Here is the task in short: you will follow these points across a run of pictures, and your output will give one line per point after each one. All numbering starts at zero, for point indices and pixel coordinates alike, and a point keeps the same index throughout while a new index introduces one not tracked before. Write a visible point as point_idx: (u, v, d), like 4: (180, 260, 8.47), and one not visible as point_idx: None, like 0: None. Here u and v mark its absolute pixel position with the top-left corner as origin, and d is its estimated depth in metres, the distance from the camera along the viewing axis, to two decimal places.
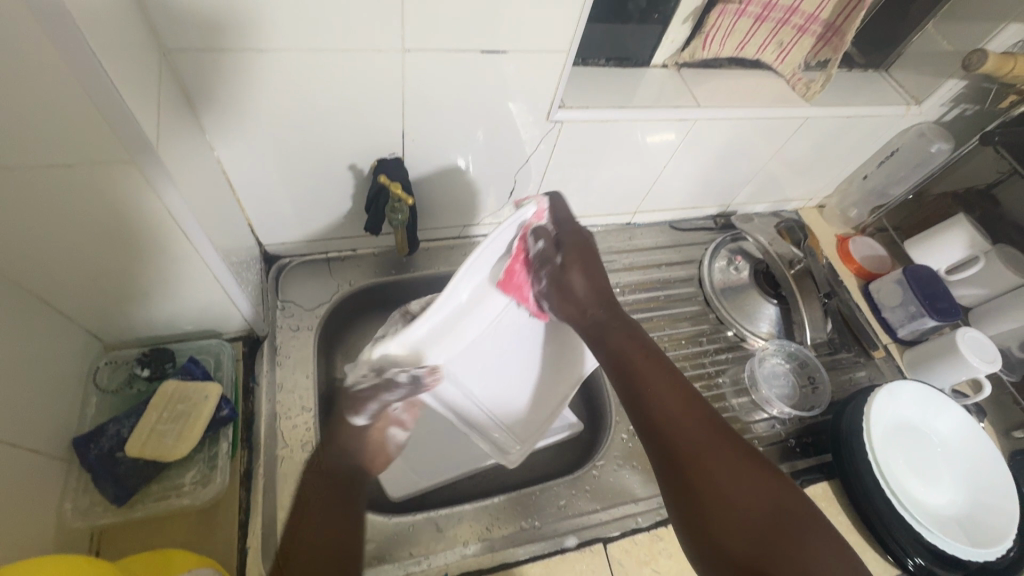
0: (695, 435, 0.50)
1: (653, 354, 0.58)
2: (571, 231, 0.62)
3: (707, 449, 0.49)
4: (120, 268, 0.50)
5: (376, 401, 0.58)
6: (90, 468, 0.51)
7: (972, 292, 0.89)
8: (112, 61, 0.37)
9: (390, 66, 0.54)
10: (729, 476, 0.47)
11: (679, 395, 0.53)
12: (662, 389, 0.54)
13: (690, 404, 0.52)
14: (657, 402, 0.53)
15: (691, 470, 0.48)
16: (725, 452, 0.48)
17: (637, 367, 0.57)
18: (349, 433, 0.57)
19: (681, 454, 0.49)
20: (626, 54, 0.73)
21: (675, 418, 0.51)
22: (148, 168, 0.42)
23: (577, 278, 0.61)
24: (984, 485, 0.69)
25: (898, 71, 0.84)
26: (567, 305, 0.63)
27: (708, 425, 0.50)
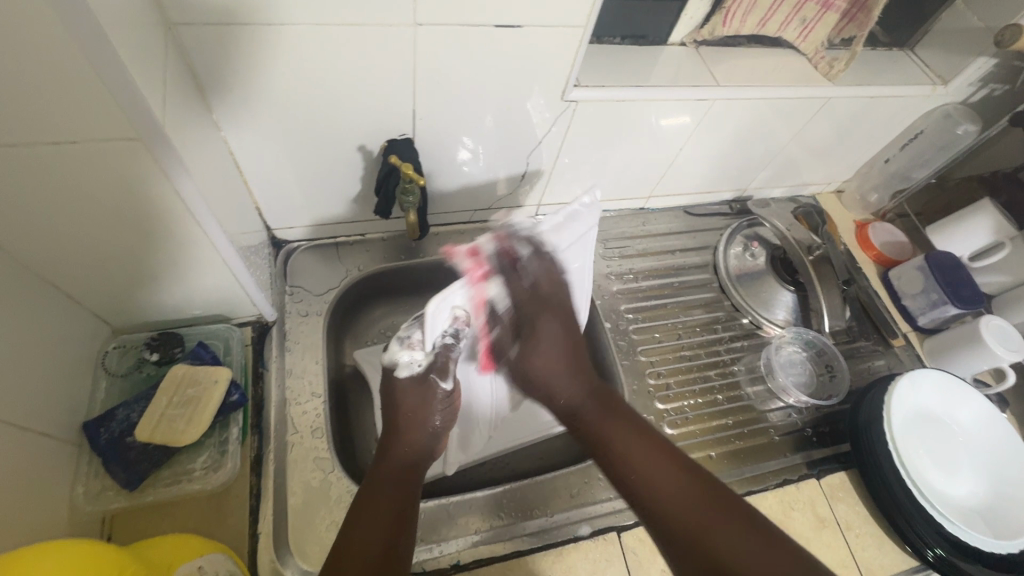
0: (676, 491, 0.47)
1: (626, 412, 0.55)
2: (534, 303, 0.59)
3: (691, 505, 0.45)
4: (129, 250, 0.49)
5: (438, 371, 0.57)
6: (101, 452, 0.51)
7: (996, 279, 0.87)
8: (116, 33, 0.35)
9: (401, 43, 0.52)
10: (721, 527, 0.43)
11: (648, 446, 0.51)
12: (648, 464, 0.49)
13: (674, 464, 0.49)
14: (644, 480, 0.49)
15: (687, 537, 0.44)
16: (708, 508, 0.45)
17: (615, 443, 0.52)
18: (428, 401, 0.56)
19: (674, 519, 0.45)
20: (642, 32, 0.71)
21: (659, 480, 0.48)
22: (155, 146, 0.40)
23: (546, 354, 0.59)
24: (1006, 476, 0.68)
25: (924, 50, 0.81)
26: (539, 387, 0.59)
27: (685, 475, 0.48)
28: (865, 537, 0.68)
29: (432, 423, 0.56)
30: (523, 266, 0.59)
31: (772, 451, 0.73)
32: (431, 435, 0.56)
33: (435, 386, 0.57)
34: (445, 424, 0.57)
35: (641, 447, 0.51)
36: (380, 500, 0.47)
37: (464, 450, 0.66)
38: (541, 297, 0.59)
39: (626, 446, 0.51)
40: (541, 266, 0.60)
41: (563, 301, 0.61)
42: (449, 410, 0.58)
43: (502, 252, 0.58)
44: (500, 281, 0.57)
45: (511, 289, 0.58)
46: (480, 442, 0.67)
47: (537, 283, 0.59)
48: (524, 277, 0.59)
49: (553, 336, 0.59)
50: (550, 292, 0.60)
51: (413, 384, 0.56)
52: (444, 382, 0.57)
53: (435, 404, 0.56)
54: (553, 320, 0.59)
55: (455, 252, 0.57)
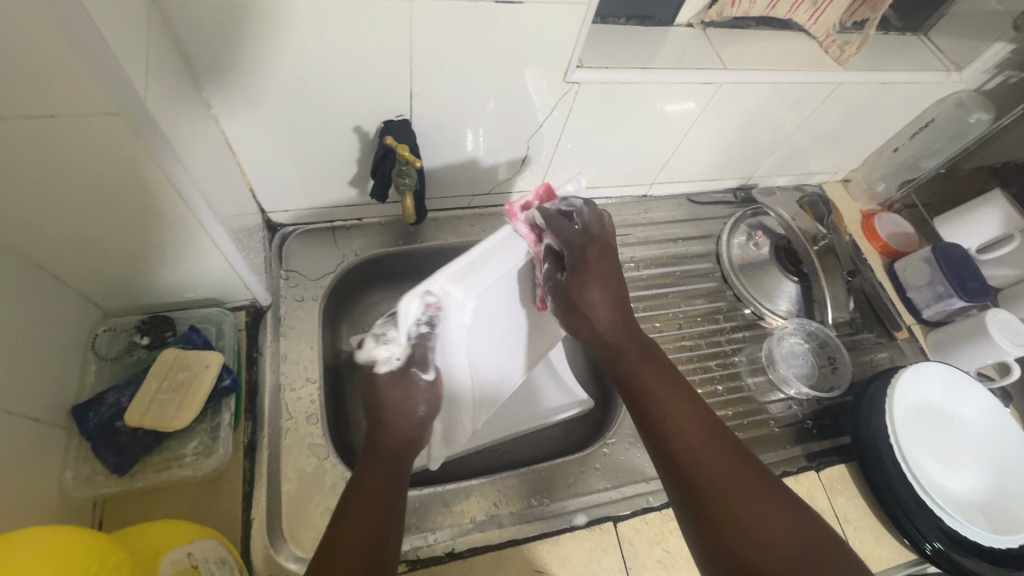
0: (708, 454, 0.45)
1: (667, 366, 0.51)
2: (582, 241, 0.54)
3: (730, 476, 0.44)
4: (118, 232, 0.48)
5: (418, 363, 0.53)
6: (91, 437, 0.50)
7: (1003, 272, 0.85)
8: (94, 3, 0.33)
9: (396, 20, 0.50)
10: (757, 502, 0.42)
11: (685, 401, 0.48)
12: (692, 428, 0.47)
13: (716, 433, 0.46)
14: (680, 439, 0.46)
15: (709, 499, 0.43)
16: (736, 475, 0.44)
17: (647, 391, 0.49)
18: (410, 395, 0.53)
19: (708, 483, 0.43)
20: (648, 13, 0.69)
21: (698, 446, 0.45)
22: (138, 122, 0.39)
23: (595, 288, 0.53)
24: (1006, 471, 0.67)
25: (937, 35, 0.79)
26: (573, 318, 0.54)
27: (719, 441, 0.46)
28: (863, 530, 0.67)
29: (417, 414, 0.54)
30: (574, 219, 0.56)
31: (772, 443, 0.72)
32: (419, 422, 0.54)
33: (417, 378, 0.53)
34: (430, 413, 0.55)
35: (684, 412, 0.48)
36: (372, 486, 0.47)
37: (450, 446, 0.63)
38: (583, 235, 0.55)
39: (666, 403, 0.48)
40: (592, 216, 0.57)
41: (609, 245, 0.57)
42: (433, 400, 0.55)
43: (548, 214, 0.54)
44: (546, 231, 0.54)
45: (558, 233, 0.53)
46: (465, 437, 0.64)
47: (588, 226, 0.56)
48: (573, 224, 0.55)
49: (605, 271, 0.54)
50: (596, 233, 0.56)
51: (393, 379, 0.52)
52: (426, 373, 0.53)
53: (419, 395, 0.53)
54: (602, 258, 0.54)
55: (514, 211, 0.54)
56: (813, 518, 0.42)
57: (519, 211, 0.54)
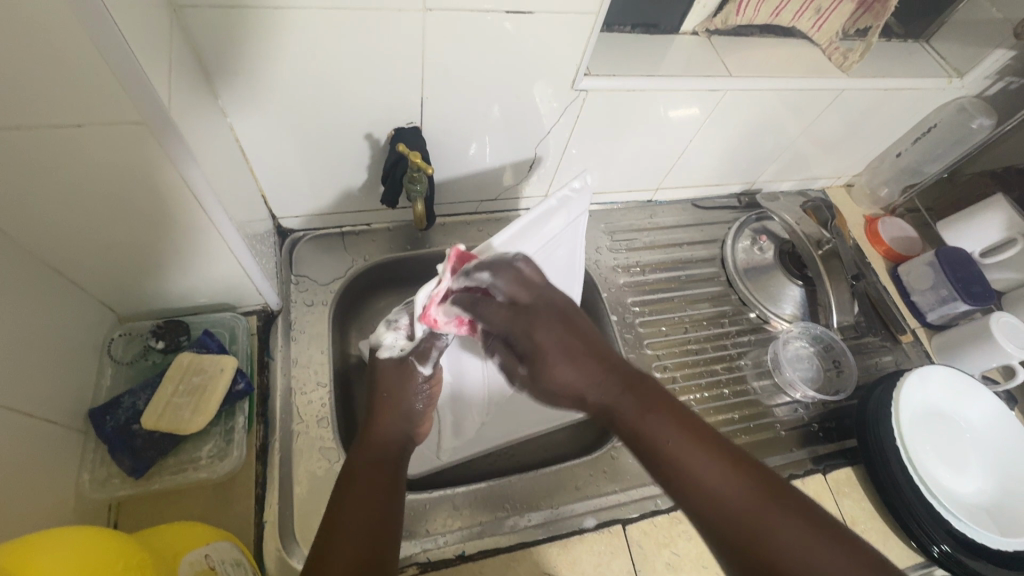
0: (738, 501, 0.41)
1: (666, 403, 0.46)
2: (522, 322, 0.47)
3: (749, 509, 0.40)
4: (134, 239, 0.48)
5: (418, 354, 0.56)
6: (107, 440, 0.51)
7: (1006, 275, 0.86)
8: (123, 16, 0.34)
9: (409, 30, 0.51)
10: (786, 531, 0.39)
11: (700, 442, 0.44)
12: (699, 462, 0.43)
13: (732, 466, 0.42)
14: (701, 491, 0.42)
15: (752, 546, 0.39)
16: (772, 512, 0.40)
17: (658, 443, 0.44)
18: (405, 386, 0.55)
19: (728, 519, 0.40)
20: (653, 21, 0.70)
21: (710, 482, 0.42)
22: (161, 131, 0.40)
23: (567, 366, 0.47)
24: (1010, 473, 0.68)
25: (939, 42, 0.80)
26: (550, 374, 0.54)
27: (744, 478, 0.42)
28: (870, 533, 0.67)
29: (412, 404, 0.55)
30: (493, 289, 0.49)
31: (778, 446, 0.73)
32: (407, 417, 0.54)
33: (415, 370, 0.56)
34: (426, 407, 0.56)
35: (692, 447, 0.43)
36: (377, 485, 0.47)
37: (457, 437, 0.65)
38: (523, 309, 0.48)
39: (674, 449, 0.43)
40: (511, 280, 0.49)
41: (552, 301, 0.49)
42: (430, 396, 0.57)
43: (474, 277, 0.49)
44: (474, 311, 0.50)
45: (490, 319, 0.48)
46: (473, 428, 0.65)
47: (512, 294, 0.48)
48: (496, 293, 0.49)
49: (563, 343, 0.47)
50: (535, 302, 0.48)
51: (393, 367, 0.56)
52: (425, 367, 0.56)
53: (414, 389, 0.56)
54: (548, 325, 0.47)
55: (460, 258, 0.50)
56: (826, 516, 0.41)
57: (460, 261, 0.50)
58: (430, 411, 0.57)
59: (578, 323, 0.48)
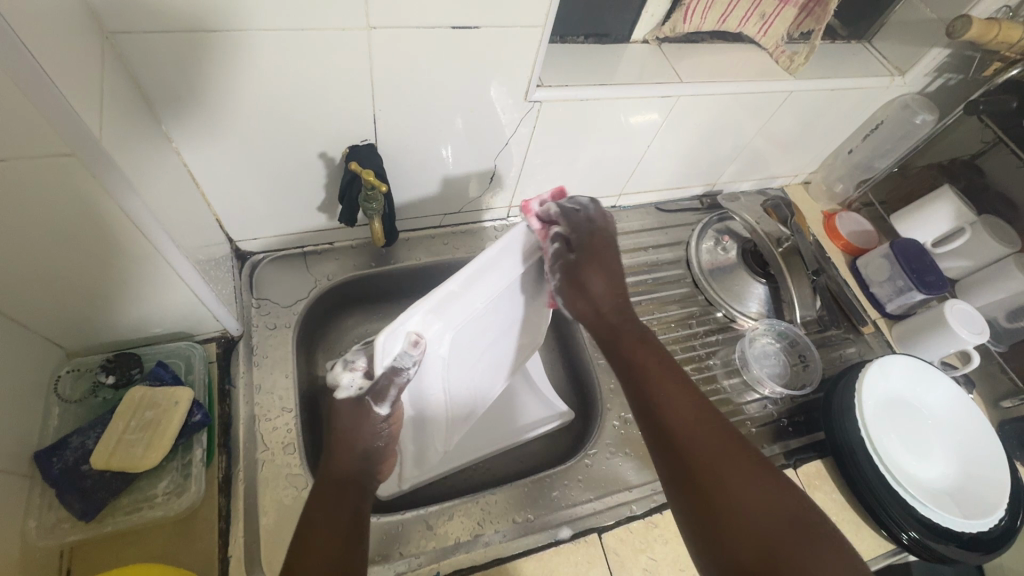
0: (698, 438, 0.48)
1: (659, 350, 0.56)
2: (586, 236, 0.57)
3: (712, 452, 0.47)
4: (74, 273, 0.46)
5: (374, 395, 0.51)
6: (54, 484, 0.48)
7: (958, 263, 0.89)
8: (40, 44, 0.33)
9: (355, 48, 0.51)
10: (742, 482, 0.45)
11: (681, 388, 0.52)
12: (679, 403, 0.51)
13: (701, 410, 0.50)
14: (668, 412, 0.50)
15: (701, 479, 0.46)
16: (728, 454, 0.47)
17: (643, 369, 0.54)
18: (363, 426, 0.52)
19: (694, 461, 0.47)
20: (605, 31, 0.71)
21: (687, 419, 0.49)
22: (94, 161, 0.39)
23: (603, 287, 0.57)
24: (974, 458, 0.69)
25: (881, 42, 0.83)
26: (580, 303, 0.57)
27: (709, 423, 0.49)
28: (843, 525, 0.68)
29: (374, 444, 0.53)
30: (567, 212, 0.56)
31: (750, 444, 0.73)
32: (369, 457, 0.52)
33: (372, 411, 0.52)
34: (388, 445, 0.54)
35: (678, 393, 0.51)
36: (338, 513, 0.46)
37: (419, 465, 0.63)
38: (586, 231, 0.57)
39: (656, 384, 0.52)
40: (598, 212, 0.59)
41: (608, 240, 0.59)
42: (391, 433, 0.54)
43: (568, 207, 0.56)
44: (557, 224, 0.55)
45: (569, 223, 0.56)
46: (435, 456, 0.63)
47: (592, 220, 0.58)
48: (580, 216, 0.57)
49: (608, 265, 0.58)
50: (598, 225, 0.59)
51: (351, 408, 0.52)
52: (382, 408, 0.52)
53: (373, 431, 0.52)
54: (608, 250, 0.58)
55: (531, 212, 0.53)
56: (787, 486, 0.45)
57: (529, 213, 0.53)
58: (391, 449, 0.55)
59: (615, 246, 0.59)
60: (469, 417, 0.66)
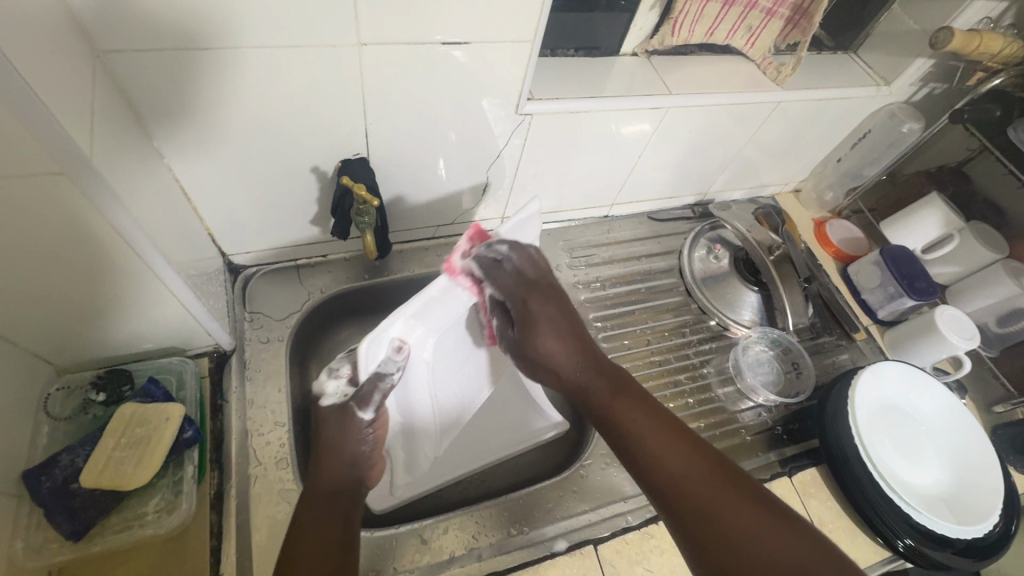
0: (685, 478, 0.45)
1: (632, 386, 0.54)
2: (523, 287, 0.57)
3: (703, 491, 0.44)
4: (63, 291, 0.46)
5: (358, 399, 0.51)
6: (42, 503, 0.48)
7: (947, 270, 0.90)
8: (28, 62, 0.33)
9: (347, 64, 0.52)
10: (736, 518, 0.42)
11: (659, 424, 0.50)
12: (658, 443, 0.48)
13: (685, 443, 0.48)
14: (650, 455, 0.48)
15: (695, 520, 0.43)
16: (718, 491, 0.44)
17: (619, 414, 0.51)
18: (349, 430, 0.52)
19: (686, 504, 0.44)
20: (594, 44, 0.71)
21: (669, 462, 0.47)
22: (83, 178, 0.39)
23: (551, 338, 0.57)
24: (965, 464, 0.69)
25: (867, 53, 0.84)
26: (540, 366, 0.58)
27: (693, 457, 0.47)
28: (839, 533, 0.68)
29: (361, 449, 0.52)
30: (506, 261, 0.56)
31: (745, 452, 0.73)
32: (354, 463, 0.51)
33: (357, 416, 0.52)
34: (375, 449, 0.54)
35: (654, 428, 0.49)
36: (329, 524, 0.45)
37: (411, 470, 0.64)
38: (528, 282, 0.58)
39: (631, 423, 0.50)
40: (522, 256, 0.57)
41: (552, 284, 0.59)
42: (377, 438, 0.53)
43: (496, 256, 0.55)
44: (487, 282, 0.56)
45: (499, 284, 0.56)
46: (427, 463, 0.64)
47: (521, 269, 0.57)
48: (509, 267, 0.56)
49: (554, 319, 0.57)
50: (534, 275, 0.59)
51: (335, 414, 0.52)
52: (366, 411, 0.51)
53: (358, 433, 0.52)
54: (546, 303, 0.57)
55: (455, 270, 0.54)
56: (785, 510, 0.43)
57: (478, 238, 0.55)
58: (379, 454, 0.54)
59: (563, 295, 0.59)
60: (456, 419, 0.67)
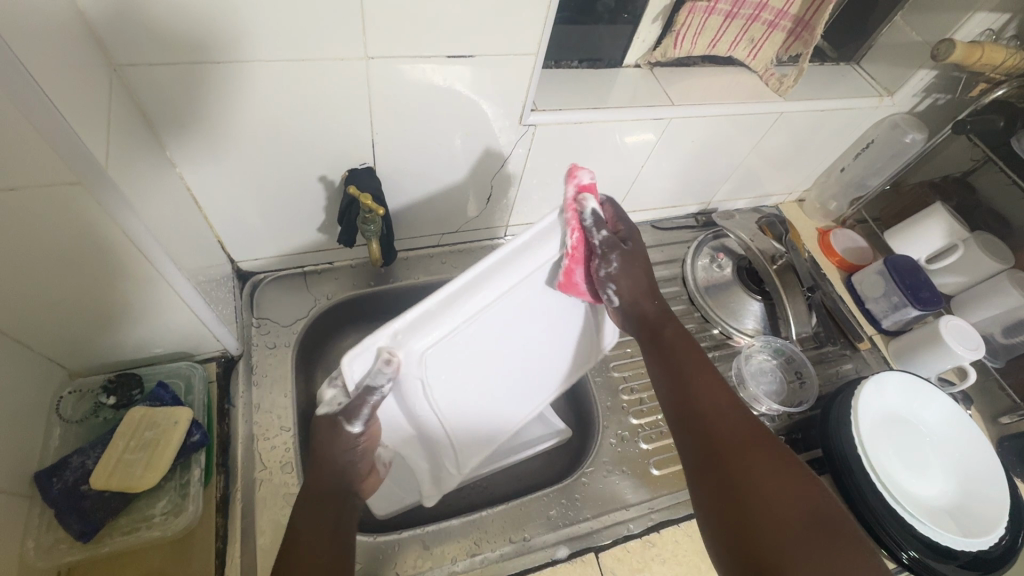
0: (725, 427, 0.49)
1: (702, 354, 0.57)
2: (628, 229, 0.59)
3: (739, 441, 0.48)
4: (77, 296, 0.47)
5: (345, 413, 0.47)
6: (53, 504, 0.49)
7: (952, 280, 0.89)
8: (48, 78, 0.35)
9: (354, 77, 0.53)
10: (764, 473, 0.45)
11: (721, 388, 0.53)
12: (710, 397, 0.52)
13: (738, 406, 0.51)
14: (700, 405, 0.52)
15: (722, 459, 0.47)
16: (754, 448, 0.47)
17: (684, 369, 0.56)
18: (337, 443, 0.48)
19: (720, 445, 0.48)
20: (597, 56, 0.72)
21: (716, 411, 0.51)
22: (99, 188, 0.40)
23: (640, 267, 0.59)
24: (971, 475, 0.69)
25: (869, 64, 0.85)
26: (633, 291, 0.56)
27: (740, 417, 0.50)
28: None
29: (349, 462, 0.50)
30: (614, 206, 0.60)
31: None
32: (346, 471, 0.50)
33: (345, 429, 0.48)
34: (366, 462, 0.51)
35: (711, 390, 0.53)
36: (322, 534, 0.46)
37: (437, 485, 0.63)
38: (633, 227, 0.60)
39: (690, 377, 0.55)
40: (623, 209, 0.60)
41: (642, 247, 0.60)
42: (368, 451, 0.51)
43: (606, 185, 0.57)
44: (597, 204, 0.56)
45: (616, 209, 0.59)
46: (451, 479, 0.63)
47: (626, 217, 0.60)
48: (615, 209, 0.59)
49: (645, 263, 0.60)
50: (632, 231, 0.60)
51: (328, 425, 0.49)
52: (352, 426, 0.48)
53: (347, 446, 0.49)
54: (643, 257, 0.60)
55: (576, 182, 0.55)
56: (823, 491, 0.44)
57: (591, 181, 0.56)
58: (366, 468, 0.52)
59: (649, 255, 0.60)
60: (476, 437, 0.63)
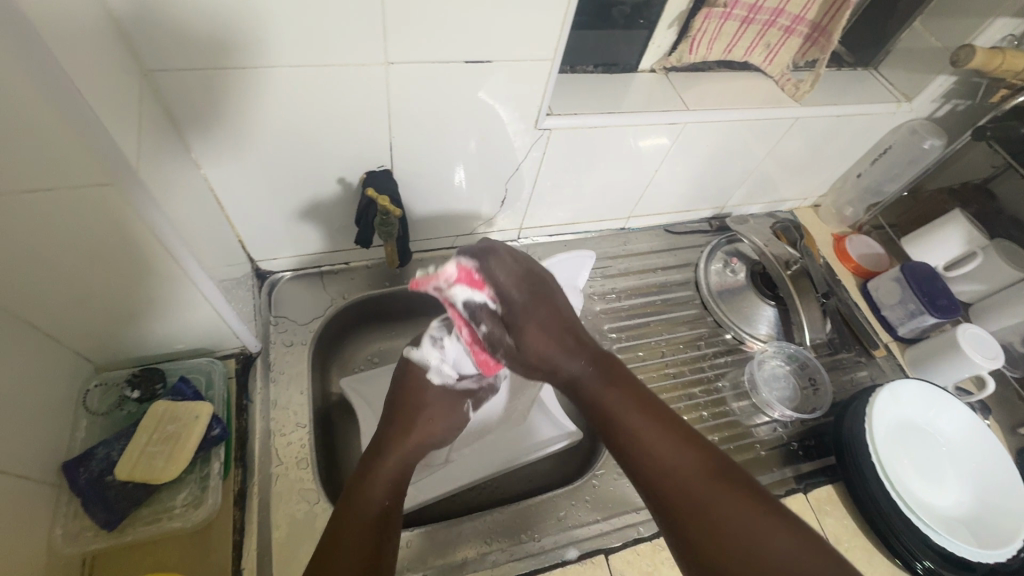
0: (674, 472, 0.48)
1: (630, 382, 0.56)
2: (519, 295, 0.58)
3: (690, 485, 0.47)
4: (106, 293, 0.49)
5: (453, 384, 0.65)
6: (80, 492, 0.51)
7: (971, 287, 0.88)
8: (85, 83, 0.36)
9: (374, 81, 0.54)
10: (726, 508, 0.45)
11: (655, 420, 0.52)
12: (651, 439, 0.51)
13: (680, 440, 0.50)
14: (645, 453, 0.50)
15: (685, 509, 0.46)
16: (707, 484, 0.47)
17: (616, 411, 0.54)
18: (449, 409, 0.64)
19: (675, 495, 0.47)
20: (613, 61, 0.73)
21: (663, 455, 0.50)
22: (131, 190, 0.42)
23: (539, 337, 0.58)
24: (988, 485, 0.68)
25: (888, 69, 0.84)
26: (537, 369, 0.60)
27: (686, 452, 0.49)
28: (854, 551, 0.67)
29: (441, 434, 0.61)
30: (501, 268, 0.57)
31: (760, 467, 0.73)
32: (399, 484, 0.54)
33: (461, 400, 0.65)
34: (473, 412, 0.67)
35: (650, 426, 0.52)
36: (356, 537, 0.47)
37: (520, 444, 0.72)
38: (523, 288, 0.58)
39: (624, 416, 0.53)
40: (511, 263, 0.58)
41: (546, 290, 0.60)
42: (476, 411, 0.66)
43: (481, 270, 0.56)
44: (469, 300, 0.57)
45: (496, 284, 0.57)
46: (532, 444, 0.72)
47: (516, 274, 0.58)
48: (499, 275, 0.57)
49: (547, 320, 0.59)
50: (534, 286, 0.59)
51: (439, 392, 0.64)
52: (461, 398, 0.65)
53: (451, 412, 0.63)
54: (543, 310, 0.59)
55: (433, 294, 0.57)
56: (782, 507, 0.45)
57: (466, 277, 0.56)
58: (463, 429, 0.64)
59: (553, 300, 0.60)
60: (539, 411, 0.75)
